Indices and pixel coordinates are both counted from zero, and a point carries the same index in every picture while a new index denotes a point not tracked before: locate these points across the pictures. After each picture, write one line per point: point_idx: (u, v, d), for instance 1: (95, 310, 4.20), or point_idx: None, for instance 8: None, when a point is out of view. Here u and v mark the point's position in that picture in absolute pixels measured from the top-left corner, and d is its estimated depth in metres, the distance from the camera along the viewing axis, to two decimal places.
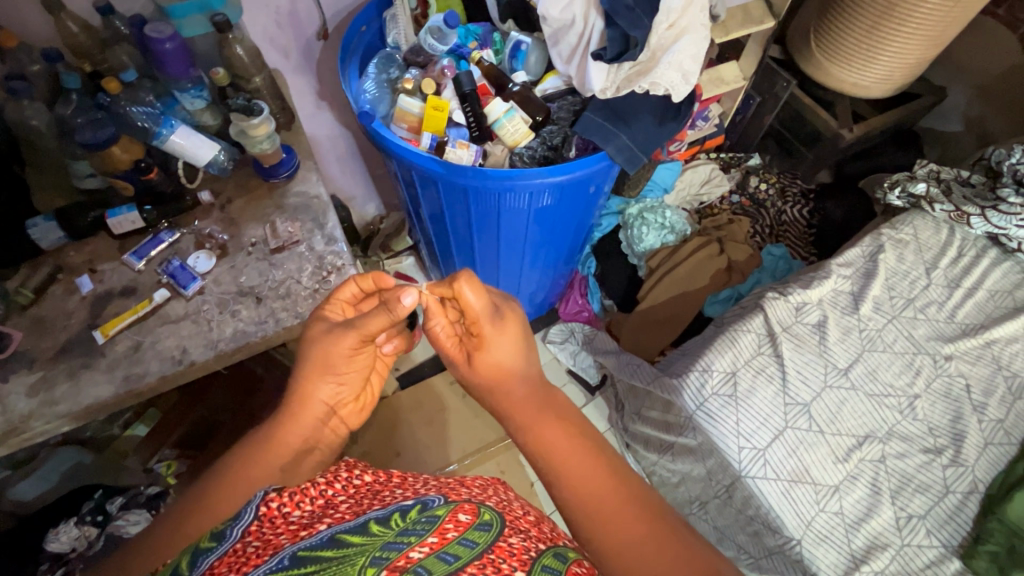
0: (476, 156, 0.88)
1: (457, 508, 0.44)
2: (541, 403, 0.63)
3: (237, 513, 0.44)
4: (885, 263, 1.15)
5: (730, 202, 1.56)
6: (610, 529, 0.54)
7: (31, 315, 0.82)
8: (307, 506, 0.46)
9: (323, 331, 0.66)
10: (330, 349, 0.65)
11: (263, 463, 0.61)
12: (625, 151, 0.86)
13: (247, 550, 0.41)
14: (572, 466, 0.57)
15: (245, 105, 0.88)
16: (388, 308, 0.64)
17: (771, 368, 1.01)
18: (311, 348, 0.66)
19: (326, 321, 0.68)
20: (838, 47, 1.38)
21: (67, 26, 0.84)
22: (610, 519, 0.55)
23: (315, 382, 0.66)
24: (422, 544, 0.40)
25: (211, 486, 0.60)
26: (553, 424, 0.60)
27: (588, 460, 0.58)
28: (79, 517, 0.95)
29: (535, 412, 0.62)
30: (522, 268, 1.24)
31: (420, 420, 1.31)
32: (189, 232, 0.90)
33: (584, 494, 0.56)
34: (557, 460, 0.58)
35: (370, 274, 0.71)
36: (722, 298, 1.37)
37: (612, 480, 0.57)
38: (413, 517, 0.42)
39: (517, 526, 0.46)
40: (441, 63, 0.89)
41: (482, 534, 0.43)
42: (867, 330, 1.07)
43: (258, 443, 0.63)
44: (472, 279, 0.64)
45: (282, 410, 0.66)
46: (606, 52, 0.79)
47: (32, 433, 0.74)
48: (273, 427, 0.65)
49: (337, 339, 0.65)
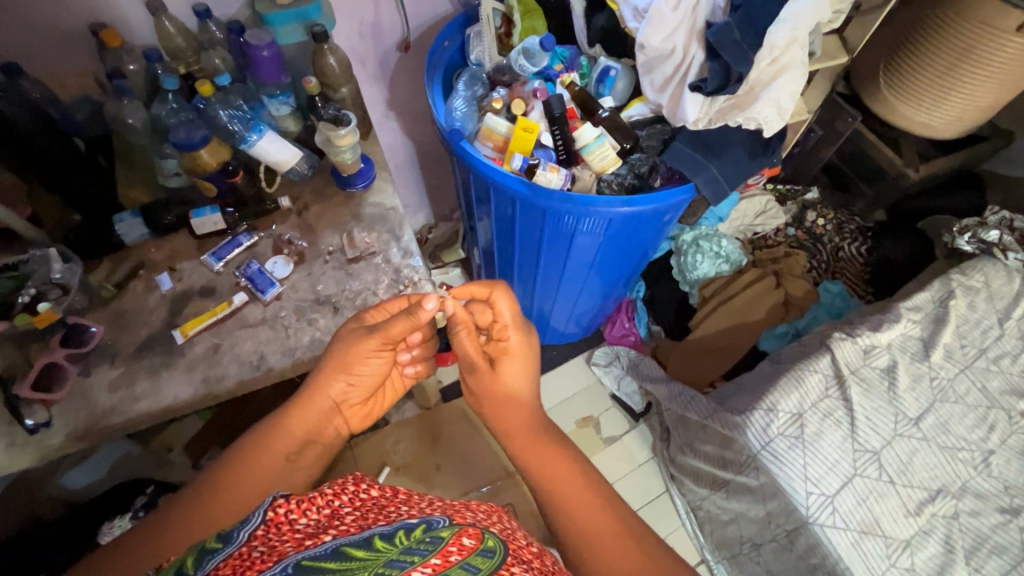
0: (565, 180, 0.87)
1: (461, 532, 0.45)
2: (539, 434, 0.71)
3: (243, 516, 0.44)
4: (956, 309, 1.11)
5: (786, 235, 1.53)
6: (601, 553, 0.62)
7: (112, 310, 0.83)
8: (312, 515, 0.46)
9: (347, 333, 0.72)
10: (350, 352, 0.71)
11: (271, 446, 0.70)
12: (712, 184, 0.84)
13: (251, 554, 0.40)
14: (565, 495, 0.66)
15: (335, 115, 0.90)
16: (410, 314, 0.69)
17: (839, 411, 0.99)
18: (334, 347, 0.71)
19: (359, 321, 0.73)
20: (910, 86, 1.35)
21: (166, 28, 0.86)
22: (604, 547, 0.62)
23: (332, 377, 0.72)
24: (426, 565, 0.40)
25: (218, 478, 0.66)
26: (547, 456, 0.69)
27: (584, 493, 0.66)
28: (133, 513, 0.97)
29: (527, 441, 0.71)
30: (581, 287, 1.22)
31: (462, 433, 1.29)
32: (267, 235, 0.91)
33: (580, 523, 0.64)
34: (554, 487, 0.67)
35: (404, 299, 0.75)
36: (777, 333, 1.34)
37: (606, 517, 0.64)
38: (417, 536, 0.43)
39: (518, 556, 0.48)
40: (532, 84, 0.88)
41: (484, 560, 0.43)
42: (939, 379, 1.04)
43: (266, 431, 0.71)
44: (506, 290, 0.73)
45: (292, 403, 0.73)
46: (706, 84, 0.78)
47: (110, 429, 0.74)
48: (279, 419, 0.72)
49: (361, 343, 0.71)
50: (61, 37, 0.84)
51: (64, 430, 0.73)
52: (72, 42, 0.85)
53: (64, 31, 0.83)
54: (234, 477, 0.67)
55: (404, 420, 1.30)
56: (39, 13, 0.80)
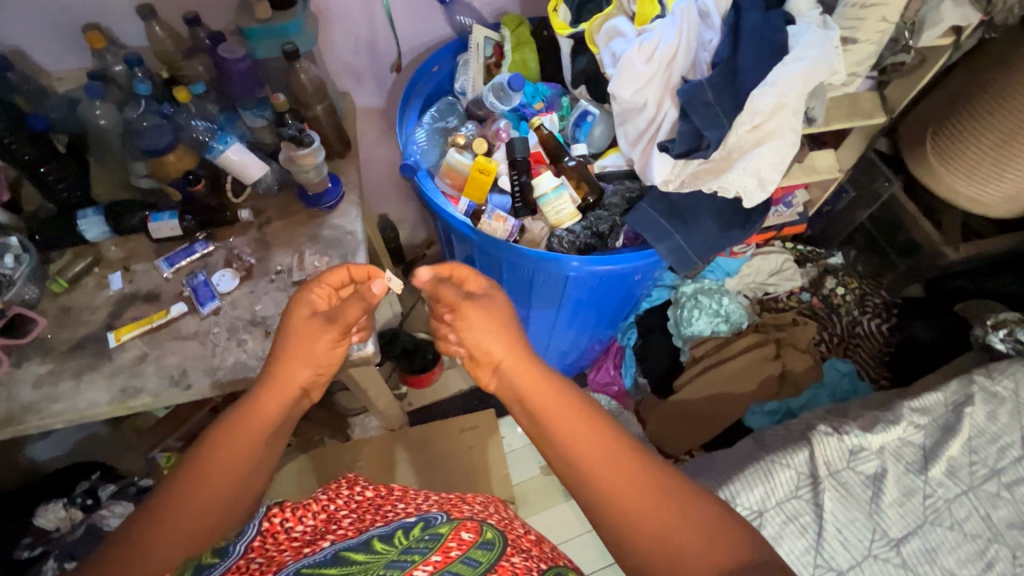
0: (512, 230, 0.83)
1: (459, 527, 0.49)
2: (537, 368, 0.60)
3: (240, 530, 0.50)
4: (971, 419, 0.97)
5: (800, 299, 1.41)
6: (611, 492, 0.50)
7: (60, 304, 0.84)
8: (308, 520, 0.51)
9: (301, 323, 0.64)
10: (314, 341, 0.63)
11: (244, 432, 0.56)
12: (676, 252, 0.82)
13: (250, 565, 0.45)
14: (571, 435, 0.53)
15: (296, 134, 0.87)
16: (361, 297, 0.65)
17: (807, 517, 0.89)
18: (288, 339, 0.63)
19: (306, 307, 0.65)
20: (960, 155, 1.13)
21: (155, 33, 0.88)
22: (608, 477, 0.51)
23: (296, 364, 0.62)
24: (426, 563, 0.45)
25: (184, 485, 0.52)
26: (548, 395, 0.57)
27: (585, 423, 0.54)
28: (70, 498, 0.99)
29: (523, 379, 0.59)
30: (554, 330, 1.14)
31: (420, 463, 1.23)
32: (222, 247, 0.90)
33: (579, 457, 0.52)
34: (559, 422, 0.54)
35: (365, 265, 0.68)
36: (767, 409, 1.25)
37: (616, 445, 0.53)
38: (416, 535, 0.48)
39: (518, 546, 0.50)
40: (498, 123, 0.86)
41: (484, 553, 0.47)
42: (934, 498, 0.91)
43: (230, 420, 0.57)
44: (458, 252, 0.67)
45: (247, 395, 0.60)
46: (674, 145, 0.72)
47: (26, 426, 0.75)
48: (242, 407, 0.58)
49: (315, 331, 0.64)
50: (54, 33, 0.87)
51: None
52: (62, 37, 0.87)
53: (57, 27, 0.86)
54: (208, 475, 0.53)
55: (365, 440, 1.25)
56: (29, 7, 0.83)
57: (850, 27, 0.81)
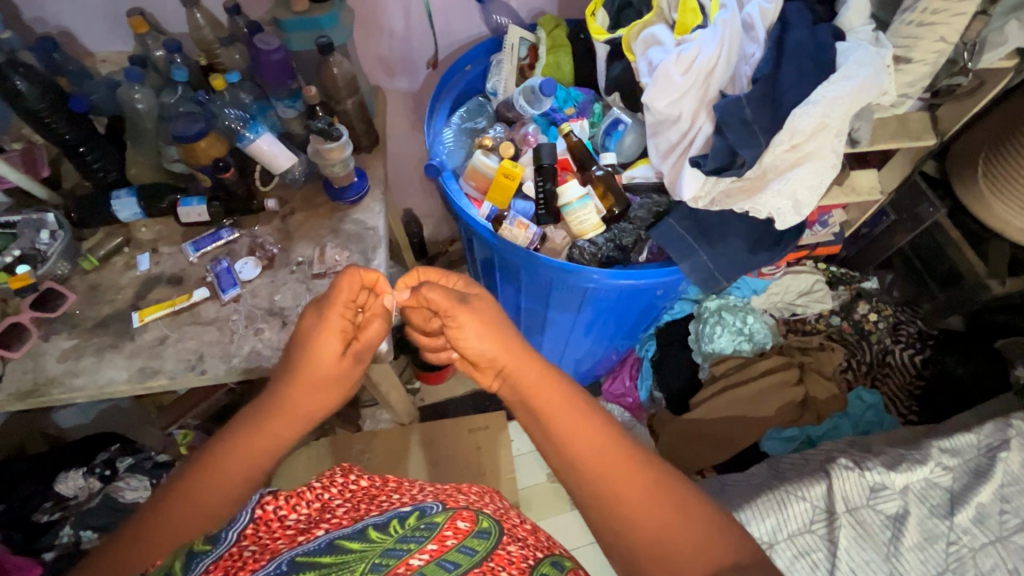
0: (533, 239, 0.81)
1: (456, 516, 0.49)
2: (535, 364, 0.57)
3: (232, 520, 0.52)
4: (1005, 466, 0.91)
5: (829, 323, 1.34)
6: (614, 496, 0.51)
7: (88, 281, 0.87)
8: (302, 510, 0.53)
9: (325, 350, 0.58)
10: (330, 373, 0.59)
11: (243, 453, 0.55)
12: (700, 271, 0.80)
13: (243, 554, 0.46)
14: (577, 437, 0.53)
15: (324, 128, 0.85)
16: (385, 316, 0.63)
17: (820, 553, 0.86)
18: (307, 363, 0.58)
19: (337, 331, 0.59)
20: (1014, 185, 1.06)
21: (196, 20, 0.89)
22: (614, 478, 0.52)
23: (307, 392, 0.58)
24: (422, 551, 0.45)
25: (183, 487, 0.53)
26: (553, 394, 0.55)
27: (591, 425, 0.54)
28: (89, 467, 1.02)
29: (526, 377, 0.57)
30: (570, 339, 1.13)
31: (426, 460, 1.22)
32: (246, 234, 0.91)
33: (587, 458, 0.52)
34: (562, 426, 0.54)
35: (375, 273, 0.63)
36: (784, 436, 1.22)
37: (618, 450, 0.53)
38: (412, 524, 0.48)
39: (514, 535, 0.50)
40: (527, 128, 0.86)
41: (480, 542, 0.47)
42: (958, 546, 0.86)
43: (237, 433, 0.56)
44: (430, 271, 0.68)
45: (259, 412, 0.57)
46: (706, 161, 0.70)
47: (49, 397, 0.77)
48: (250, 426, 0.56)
49: (334, 364, 0.59)
50: (101, 16, 0.89)
51: (9, 389, 0.77)
52: (109, 21, 0.89)
53: (104, 10, 0.88)
54: (200, 481, 0.53)
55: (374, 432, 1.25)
56: None
57: (904, 46, 0.77)
